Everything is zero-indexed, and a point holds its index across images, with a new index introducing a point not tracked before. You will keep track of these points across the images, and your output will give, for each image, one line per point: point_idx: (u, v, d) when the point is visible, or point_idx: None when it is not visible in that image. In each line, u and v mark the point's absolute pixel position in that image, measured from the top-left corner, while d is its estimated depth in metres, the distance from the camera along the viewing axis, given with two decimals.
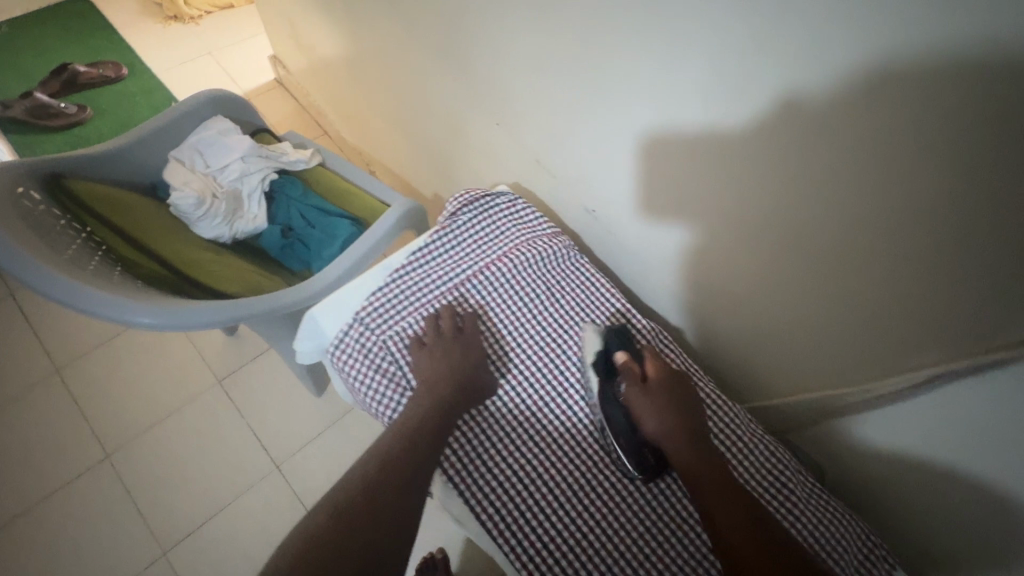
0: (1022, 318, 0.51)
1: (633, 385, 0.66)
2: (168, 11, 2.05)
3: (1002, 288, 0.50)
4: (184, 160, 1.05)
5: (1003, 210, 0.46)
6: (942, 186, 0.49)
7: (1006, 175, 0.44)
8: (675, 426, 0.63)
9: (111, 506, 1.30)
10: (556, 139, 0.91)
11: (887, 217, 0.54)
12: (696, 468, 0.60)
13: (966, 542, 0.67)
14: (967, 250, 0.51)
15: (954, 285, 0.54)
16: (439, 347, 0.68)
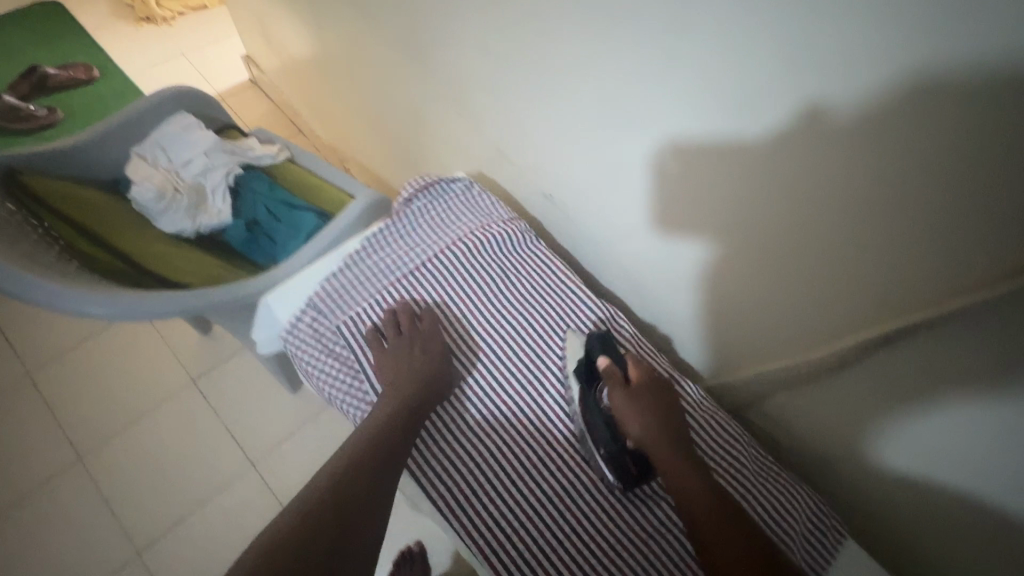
0: (950, 281, 0.51)
1: (617, 389, 0.66)
2: (140, 12, 2.05)
3: (931, 252, 0.51)
4: (147, 156, 1.06)
5: (922, 171, 0.47)
6: (869, 150, 0.49)
7: (926, 135, 0.45)
8: (660, 431, 0.62)
9: (84, 508, 1.29)
10: (516, 124, 0.92)
11: (819, 184, 0.55)
12: (685, 479, 0.59)
13: (917, 510, 0.68)
14: (895, 215, 0.51)
15: (887, 251, 0.54)
16: (402, 341, 0.68)
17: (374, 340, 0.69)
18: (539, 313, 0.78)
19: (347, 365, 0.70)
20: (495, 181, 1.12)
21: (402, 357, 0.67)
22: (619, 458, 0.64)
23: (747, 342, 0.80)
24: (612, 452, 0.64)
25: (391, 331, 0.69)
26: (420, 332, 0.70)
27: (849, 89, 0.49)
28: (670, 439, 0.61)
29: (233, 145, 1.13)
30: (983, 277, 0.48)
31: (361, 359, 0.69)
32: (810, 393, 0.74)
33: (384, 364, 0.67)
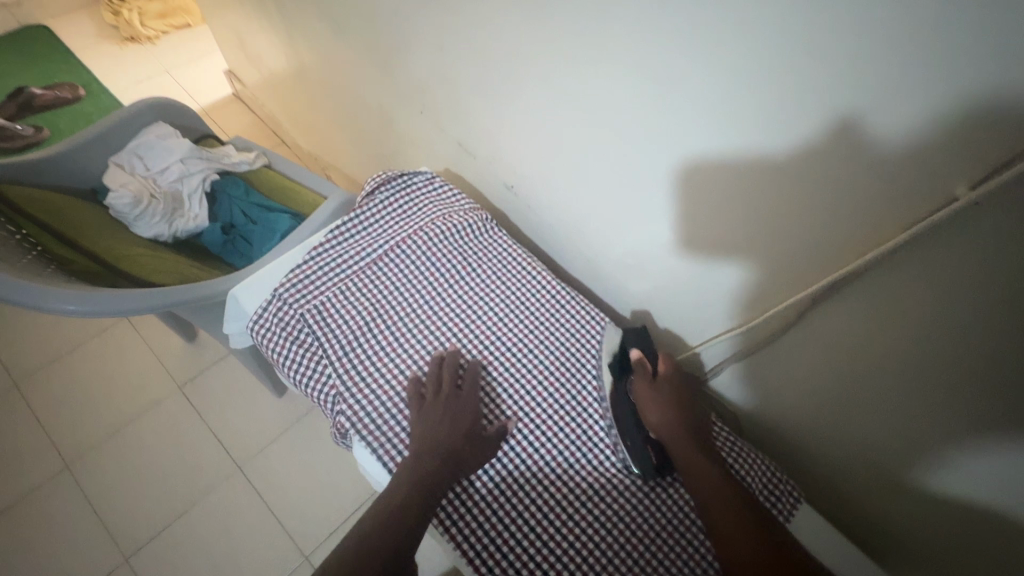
0: (872, 242, 0.54)
1: (643, 380, 0.69)
2: (125, 32, 2.10)
3: (855, 214, 0.54)
4: (124, 164, 1.09)
5: (842, 132, 0.50)
6: (794, 117, 0.52)
7: (837, 97, 0.48)
8: (677, 421, 0.65)
9: (71, 516, 1.30)
10: (481, 118, 0.97)
11: (754, 155, 0.58)
12: (695, 465, 0.62)
13: (871, 469, 0.71)
14: (820, 179, 0.54)
15: (816, 217, 0.57)
16: (441, 401, 0.67)
17: (415, 395, 0.68)
18: (504, 302, 0.80)
19: (380, 415, 0.69)
20: (465, 179, 1.15)
21: (439, 419, 0.65)
22: (640, 446, 0.67)
23: (702, 319, 0.83)
24: (631, 441, 0.67)
25: (432, 388, 0.68)
26: (462, 394, 0.69)
27: (763, 58, 0.51)
28: (682, 428, 0.65)
29: (209, 152, 1.16)
30: (892, 230, 0.52)
31: (398, 410, 0.69)
32: (761, 362, 0.77)
33: (418, 420, 0.66)
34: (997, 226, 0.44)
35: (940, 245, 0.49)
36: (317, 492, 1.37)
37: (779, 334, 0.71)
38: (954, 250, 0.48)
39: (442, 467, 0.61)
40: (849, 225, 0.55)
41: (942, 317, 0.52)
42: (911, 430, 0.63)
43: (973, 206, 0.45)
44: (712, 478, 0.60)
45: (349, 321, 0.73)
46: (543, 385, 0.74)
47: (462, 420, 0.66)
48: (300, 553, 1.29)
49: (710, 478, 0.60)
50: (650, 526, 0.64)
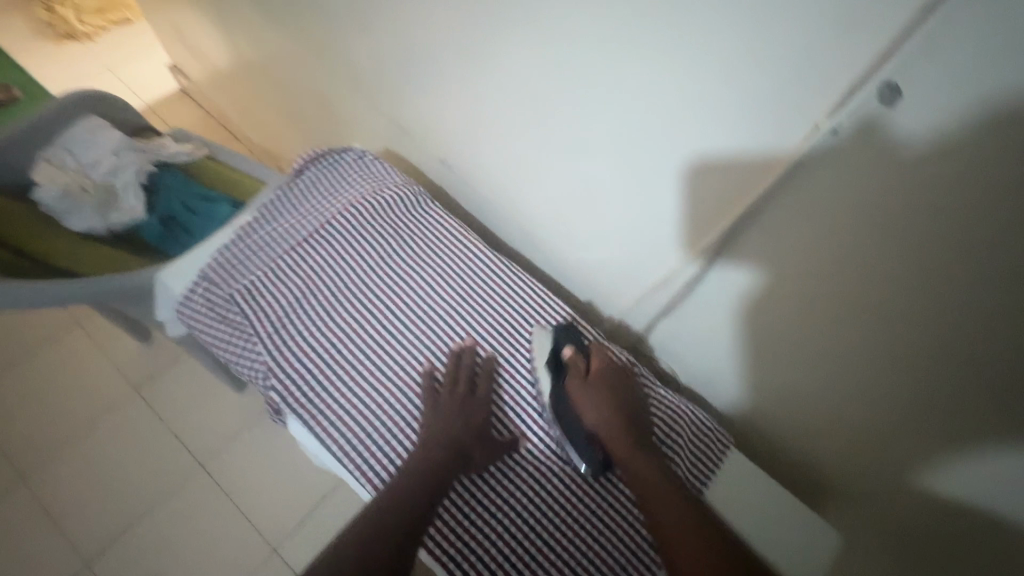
0: (782, 184, 0.56)
1: (577, 379, 0.69)
2: (61, 30, 2.03)
3: (766, 156, 0.56)
4: (54, 159, 1.06)
5: (755, 69, 0.51)
6: (709, 59, 0.54)
7: (746, 33, 0.50)
8: (618, 418, 0.66)
9: (29, 524, 1.28)
10: (418, 94, 0.96)
11: (677, 101, 0.60)
12: (632, 458, 0.62)
13: (803, 411, 0.74)
14: (738, 120, 0.56)
15: (732, 162, 0.59)
16: (454, 398, 0.67)
17: (428, 388, 0.69)
18: (457, 279, 0.80)
19: (381, 405, 0.69)
20: (409, 161, 1.15)
21: (451, 410, 0.66)
22: (584, 448, 0.66)
23: (636, 281, 0.85)
24: (576, 441, 0.66)
25: (449, 383, 0.69)
26: (478, 393, 0.70)
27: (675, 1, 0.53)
28: (624, 425, 0.65)
29: (145, 144, 1.13)
30: (795, 168, 0.54)
31: (411, 398, 0.70)
32: (685, 318, 0.81)
33: (433, 411, 0.67)
34: (860, 149, 0.49)
35: (819, 176, 0.53)
36: (283, 485, 1.36)
37: (700, 285, 0.74)
38: (832, 178, 0.52)
39: (454, 455, 0.63)
40: (749, 168, 0.58)
41: (852, 247, 0.55)
42: (827, 362, 0.67)
43: (833, 132, 0.49)
44: (652, 471, 0.61)
45: (278, 301, 0.73)
46: (506, 360, 0.75)
47: (472, 414, 0.67)
48: (268, 545, 1.29)
49: (648, 472, 0.61)
50: (585, 483, 0.67)
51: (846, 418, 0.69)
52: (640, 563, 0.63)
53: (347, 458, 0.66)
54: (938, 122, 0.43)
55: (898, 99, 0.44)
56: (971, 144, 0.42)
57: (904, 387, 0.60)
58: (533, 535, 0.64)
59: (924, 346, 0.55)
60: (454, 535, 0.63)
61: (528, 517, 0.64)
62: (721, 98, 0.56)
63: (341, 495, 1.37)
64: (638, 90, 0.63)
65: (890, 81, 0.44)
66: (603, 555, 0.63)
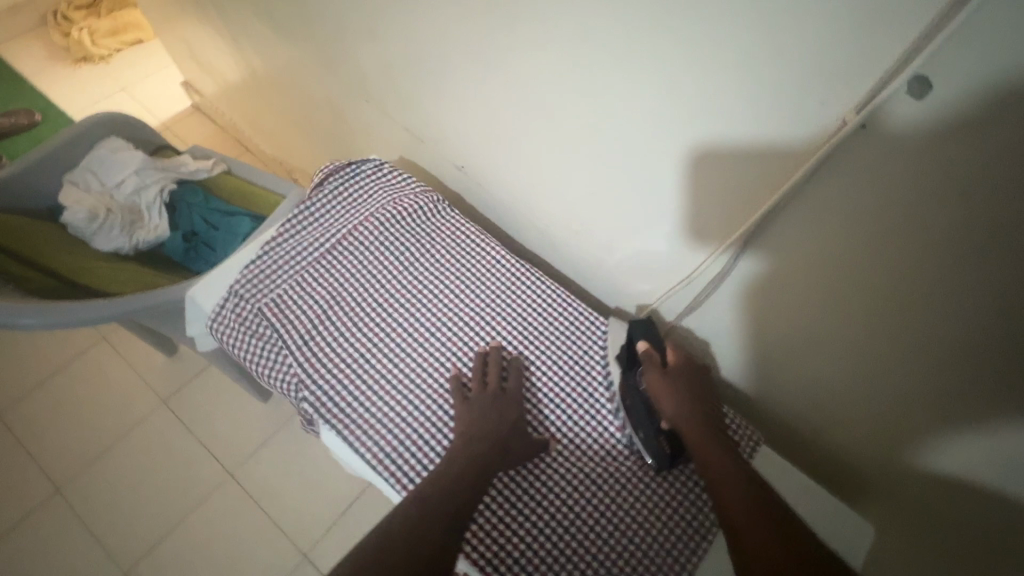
0: (807, 179, 0.56)
1: (653, 371, 0.69)
2: (76, 53, 2.08)
3: (789, 153, 0.56)
4: (78, 181, 1.08)
5: (778, 66, 0.51)
6: (730, 59, 0.54)
7: (765, 31, 0.50)
8: (693, 409, 0.65)
9: (67, 537, 1.31)
10: (430, 102, 0.97)
11: (696, 101, 0.60)
12: (704, 444, 0.61)
13: (831, 405, 0.74)
14: (760, 117, 0.56)
15: (754, 159, 0.59)
16: (486, 396, 0.68)
17: (458, 391, 0.70)
18: (480, 283, 0.81)
19: (411, 411, 0.70)
20: (423, 168, 1.16)
21: (483, 410, 0.67)
22: (652, 438, 0.67)
23: (656, 279, 0.85)
24: (645, 432, 0.68)
25: (478, 384, 0.70)
26: (507, 389, 0.71)
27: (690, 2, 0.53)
28: (699, 417, 0.64)
29: (166, 163, 1.16)
30: (819, 164, 0.54)
31: (441, 403, 0.71)
32: (709, 314, 0.81)
33: (464, 411, 0.67)
34: (885, 144, 0.49)
35: (840, 171, 0.53)
36: (310, 492, 1.38)
37: (723, 281, 0.74)
38: (855, 172, 0.52)
39: (490, 452, 0.63)
40: (771, 164, 0.58)
41: (879, 238, 0.55)
42: (854, 355, 0.66)
43: (860, 127, 0.49)
44: (726, 458, 0.59)
45: (306, 311, 0.74)
46: (533, 361, 0.76)
47: (505, 411, 0.68)
48: (298, 552, 1.31)
49: (718, 455, 0.59)
50: (620, 487, 0.68)
51: (875, 410, 0.69)
52: (675, 563, 0.64)
53: (381, 466, 0.67)
54: (966, 116, 0.43)
55: (927, 91, 0.44)
56: (1000, 137, 0.42)
57: (935, 379, 0.60)
58: (569, 537, 0.64)
59: (955, 340, 0.55)
60: (492, 538, 0.63)
61: (563, 518, 0.65)
62: (738, 96, 0.56)
63: (367, 499, 1.38)
64: (656, 89, 0.62)
65: (919, 74, 0.43)
66: (640, 555, 0.64)
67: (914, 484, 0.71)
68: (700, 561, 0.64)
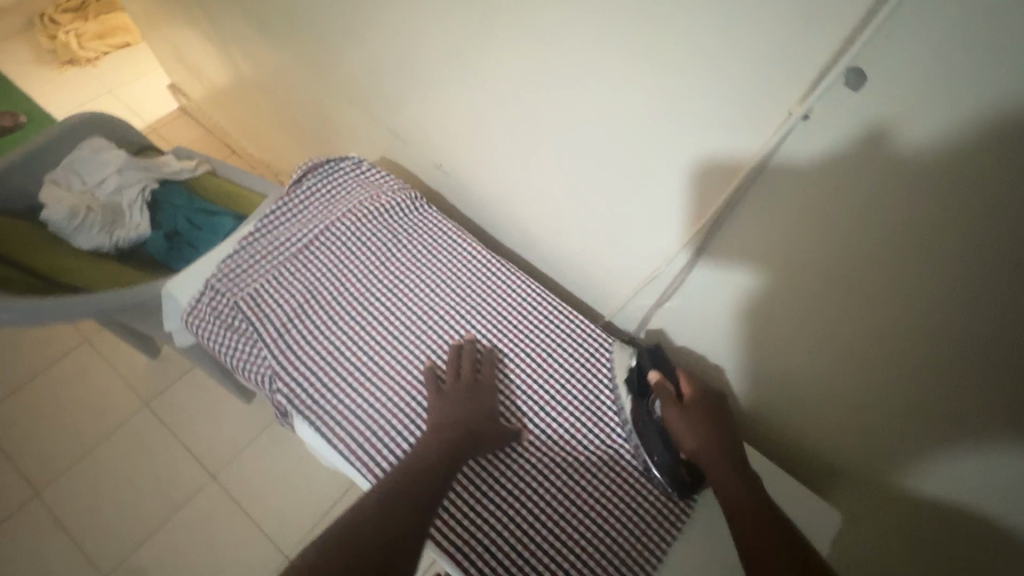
0: (761, 170, 0.58)
1: (667, 404, 0.68)
2: (63, 56, 2.08)
3: (741, 147, 0.58)
4: (59, 180, 1.08)
5: (729, 60, 0.53)
6: (686, 55, 0.56)
7: (717, 28, 0.52)
8: (713, 441, 0.64)
9: (45, 540, 1.29)
10: (410, 103, 0.99)
11: (657, 96, 0.62)
12: (725, 479, 0.61)
13: (797, 396, 0.76)
14: (717, 112, 0.58)
15: (712, 153, 0.61)
16: (458, 389, 0.70)
17: (432, 383, 0.71)
18: (456, 280, 0.82)
19: (383, 402, 0.71)
20: (406, 169, 1.17)
21: (455, 402, 0.68)
22: (672, 470, 0.66)
23: (627, 275, 0.87)
24: (664, 464, 0.67)
25: (451, 377, 0.71)
26: (480, 381, 0.72)
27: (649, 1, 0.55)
28: (723, 449, 0.64)
29: (149, 163, 1.16)
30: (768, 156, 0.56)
31: (415, 395, 0.72)
32: (679, 308, 0.82)
33: (436, 403, 0.69)
34: (830, 133, 0.51)
35: (790, 164, 0.55)
36: (294, 493, 1.38)
37: (690, 275, 0.76)
38: (806, 164, 0.54)
39: (460, 442, 0.64)
40: (728, 159, 0.60)
41: (831, 229, 0.57)
42: (817, 347, 0.68)
43: (804, 118, 0.51)
44: (748, 492, 0.60)
45: (282, 305, 0.75)
46: (506, 354, 0.77)
47: (477, 404, 0.69)
48: (281, 554, 1.30)
49: (739, 491, 0.60)
50: (591, 478, 0.69)
51: (841, 401, 0.70)
52: (644, 549, 0.65)
53: (354, 456, 0.68)
54: (900, 105, 0.45)
55: (863, 83, 0.46)
56: (930, 124, 0.44)
57: (892, 366, 0.61)
58: (541, 528, 0.65)
59: (907, 327, 0.57)
60: (462, 526, 0.64)
61: (533, 507, 0.66)
62: (697, 94, 0.58)
63: (349, 501, 1.38)
64: (623, 85, 0.64)
65: (854, 66, 0.45)
66: (610, 543, 0.65)
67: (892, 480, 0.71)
68: (668, 548, 0.66)
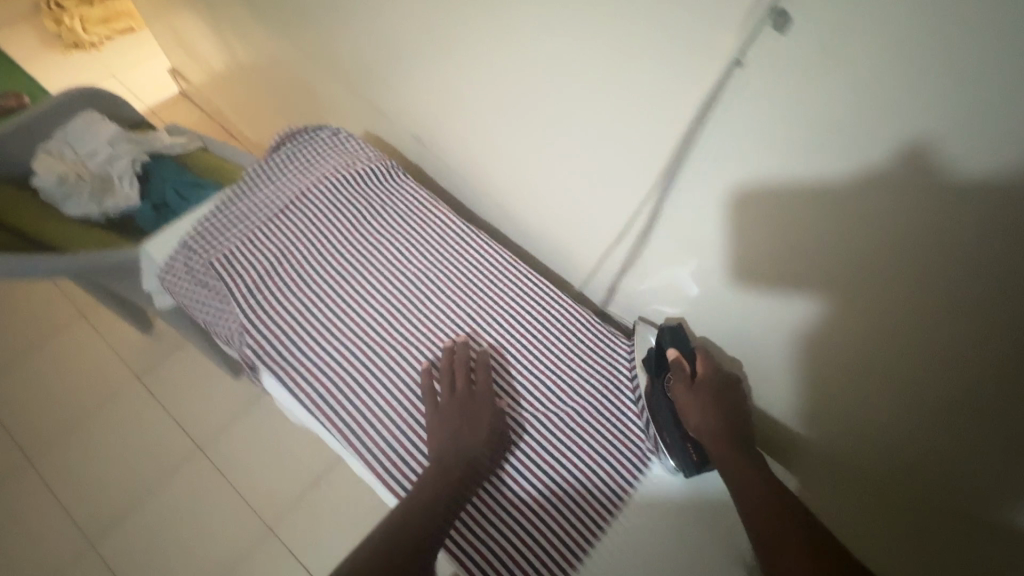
0: (705, 122, 0.59)
1: (679, 381, 0.69)
2: (68, 40, 2.12)
3: (685, 101, 0.59)
4: (53, 151, 1.10)
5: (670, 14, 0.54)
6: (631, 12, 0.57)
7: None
8: (719, 420, 0.65)
9: (35, 505, 1.32)
10: (390, 76, 1.00)
11: (610, 56, 0.63)
12: (731, 459, 0.61)
13: (761, 362, 0.76)
14: (663, 68, 0.59)
15: (662, 110, 0.62)
16: (458, 399, 0.68)
17: (427, 393, 0.70)
18: (426, 248, 0.84)
19: (348, 361, 0.73)
20: (391, 144, 1.19)
21: (452, 415, 0.67)
22: (678, 446, 0.68)
23: (593, 245, 0.88)
24: (671, 439, 0.68)
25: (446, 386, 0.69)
26: (477, 388, 0.70)
27: None
28: (728, 430, 0.64)
29: (141, 137, 1.19)
30: (710, 107, 0.57)
31: (411, 396, 0.72)
32: (644, 274, 0.83)
33: (434, 414, 0.68)
34: (762, 80, 0.52)
35: (733, 117, 0.56)
36: (278, 467, 1.39)
37: (651, 239, 0.77)
38: (745, 115, 0.55)
39: (465, 462, 0.64)
40: (678, 115, 0.61)
41: (781, 185, 0.57)
42: (775, 309, 0.68)
43: (738, 64, 0.52)
44: (749, 469, 0.60)
45: (254, 264, 0.77)
46: (471, 317, 0.79)
47: (480, 415, 0.68)
48: (264, 526, 1.32)
49: (740, 468, 0.60)
50: (549, 436, 0.72)
51: (799, 364, 0.71)
52: (598, 504, 0.68)
53: (316, 409, 0.71)
54: (825, 45, 0.46)
55: (789, 24, 0.47)
56: (852, 63, 0.45)
57: (841, 322, 0.62)
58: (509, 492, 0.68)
59: (857, 280, 0.57)
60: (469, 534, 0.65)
61: (523, 490, 0.68)
62: (647, 51, 0.59)
63: (333, 477, 1.39)
64: (582, 49, 0.65)
65: (779, 7, 0.47)
66: (564, 497, 0.68)
67: (887, 460, 0.67)
68: (623, 502, 0.69)
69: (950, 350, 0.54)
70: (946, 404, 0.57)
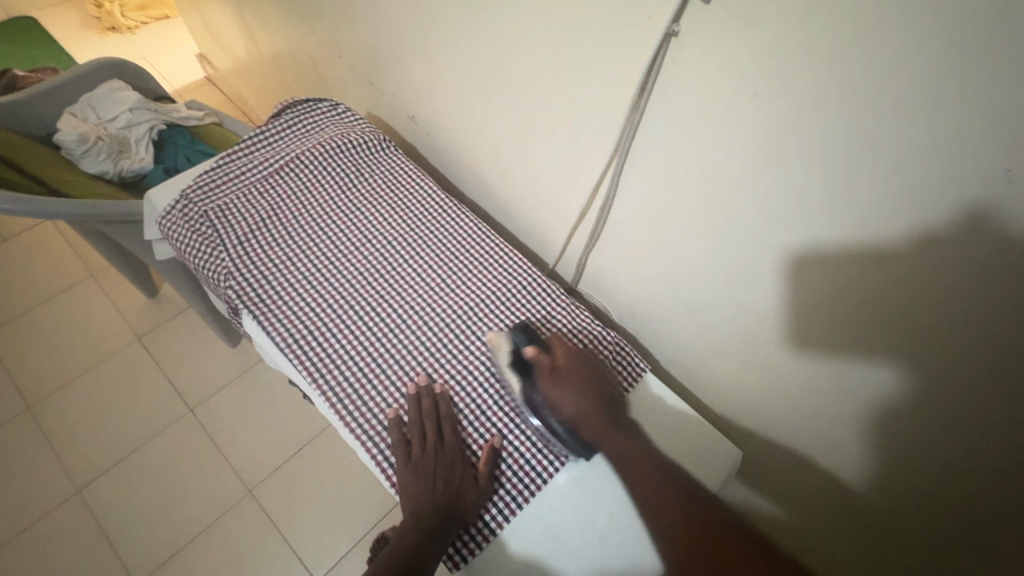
0: (649, 94, 0.63)
1: (544, 377, 0.68)
2: (105, 23, 2.24)
3: (633, 73, 0.63)
4: (77, 114, 1.18)
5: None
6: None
7: None
8: (590, 404, 0.67)
9: (30, 451, 1.38)
10: (388, 60, 1.07)
11: (575, 36, 0.67)
12: (611, 439, 0.65)
13: (714, 340, 0.79)
14: (617, 45, 0.63)
15: (615, 84, 0.66)
16: (430, 449, 0.66)
17: (400, 447, 0.67)
18: (407, 216, 0.89)
19: (323, 310, 0.78)
20: (392, 126, 1.25)
21: (425, 473, 0.64)
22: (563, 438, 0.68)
23: (563, 221, 0.92)
24: (556, 433, 0.68)
25: (417, 438, 0.67)
26: (446, 440, 0.68)
27: None
28: (596, 411, 0.67)
29: (160, 107, 1.26)
30: (654, 80, 0.61)
31: (382, 447, 0.69)
32: (606, 250, 0.87)
33: (408, 471, 0.65)
34: (700, 52, 0.55)
35: (674, 89, 0.60)
36: (264, 433, 1.44)
37: (610, 214, 0.81)
38: (684, 93, 0.59)
39: (441, 495, 0.63)
40: (629, 89, 0.65)
41: (717, 159, 0.61)
42: (722, 283, 0.71)
43: (676, 35, 0.56)
44: (628, 448, 0.65)
45: (247, 218, 0.83)
46: (443, 279, 0.83)
47: (454, 459, 0.67)
48: (244, 488, 1.36)
49: (621, 442, 0.65)
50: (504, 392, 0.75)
51: (744, 341, 0.74)
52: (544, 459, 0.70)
53: (288, 349, 0.75)
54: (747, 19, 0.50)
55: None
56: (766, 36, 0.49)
57: (780, 296, 0.65)
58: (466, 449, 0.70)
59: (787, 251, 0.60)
60: (462, 550, 0.64)
61: (512, 490, 0.68)
62: (604, 30, 0.63)
63: (316, 446, 1.44)
64: (551, 31, 0.70)
65: None
66: (512, 450, 0.71)
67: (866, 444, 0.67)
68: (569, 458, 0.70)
69: (868, 319, 0.58)
70: (863, 369, 0.61)
